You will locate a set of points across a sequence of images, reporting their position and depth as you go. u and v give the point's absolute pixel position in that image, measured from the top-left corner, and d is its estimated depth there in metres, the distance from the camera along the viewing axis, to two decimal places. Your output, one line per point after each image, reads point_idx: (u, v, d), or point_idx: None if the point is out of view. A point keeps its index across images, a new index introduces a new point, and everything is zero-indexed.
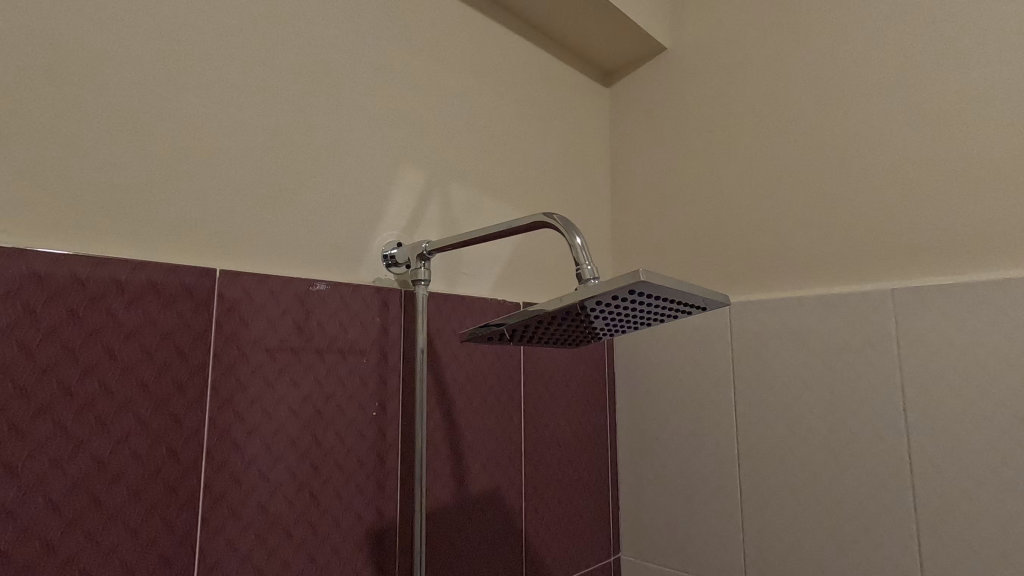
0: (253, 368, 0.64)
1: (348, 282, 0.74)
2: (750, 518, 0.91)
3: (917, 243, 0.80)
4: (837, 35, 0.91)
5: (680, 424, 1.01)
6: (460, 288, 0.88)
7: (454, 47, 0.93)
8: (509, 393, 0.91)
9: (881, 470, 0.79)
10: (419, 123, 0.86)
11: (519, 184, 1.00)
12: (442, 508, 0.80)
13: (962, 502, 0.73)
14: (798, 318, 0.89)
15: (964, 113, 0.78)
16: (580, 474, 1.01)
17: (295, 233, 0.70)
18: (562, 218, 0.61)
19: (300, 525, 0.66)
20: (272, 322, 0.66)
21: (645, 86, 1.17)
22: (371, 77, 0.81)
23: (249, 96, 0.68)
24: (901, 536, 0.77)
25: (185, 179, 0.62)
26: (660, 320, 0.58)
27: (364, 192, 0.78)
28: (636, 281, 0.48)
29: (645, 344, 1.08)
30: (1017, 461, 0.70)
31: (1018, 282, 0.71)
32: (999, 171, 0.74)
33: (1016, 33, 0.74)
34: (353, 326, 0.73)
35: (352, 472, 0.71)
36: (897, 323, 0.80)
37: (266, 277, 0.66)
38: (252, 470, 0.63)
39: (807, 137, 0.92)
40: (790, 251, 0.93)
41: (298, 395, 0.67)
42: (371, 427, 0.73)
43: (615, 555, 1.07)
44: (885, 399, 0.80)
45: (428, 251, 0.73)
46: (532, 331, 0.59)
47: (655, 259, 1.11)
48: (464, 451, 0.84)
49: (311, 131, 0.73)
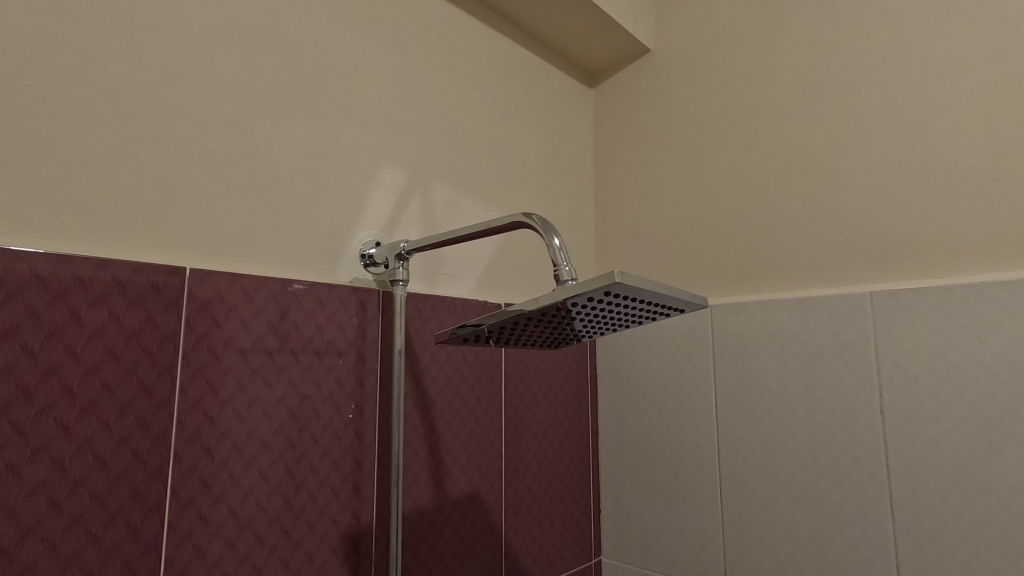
0: (225, 369, 0.62)
1: (325, 282, 0.73)
2: (730, 521, 0.91)
3: (896, 246, 0.80)
4: (820, 38, 0.91)
5: (662, 426, 1.00)
6: (440, 288, 0.87)
7: (436, 45, 0.92)
8: (489, 394, 0.90)
9: (859, 472, 0.79)
10: (399, 121, 0.85)
11: (502, 184, 0.99)
12: (419, 511, 0.79)
13: (938, 503, 0.73)
14: (778, 320, 0.89)
15: (943, 118, 0.78)
16: (562, 475, 1.01)
17: (269, 232, 0.69)
18: (540, 218, 0.60)
19: (272, 530, 0.64)
20: (245, 323, 0.65)
21: (630, 87, 1.16)
22: (349, 74, 0.79)
23: (221, 92, 0.66)
24: (879, 537, 0.77)
25: (154, 176, 0.60)
26: (639, 321, 0.58)
27: (341, 190, 0.77)
28: (611, 282, 0.47)
29: (628, 345, 1.07)
30: (992, 463, 0.70)
31: (994, 285, 0.71)
32: (978, 175, 0.75)
33: (994, 39, 0.75)
34: (330, 327, 0.72)
35: (328, 476, 0.70)
36: (875, 326, 0.80)
37: (238, 275, 0.65)
38: (224, 474, 0.61)
39: (790, 140, 0.92)
40: (771, 254, 0.93)
41: (271, 397, 0.66)
42: (347, 430, 0.72)
43: (596, 558, 1.06)
44: (864, 401, 0.80)
45: (407, 250, 0.72)
46: (509, 333, 0.58)
47: (638, 260, 1.11)
48: (443, 453, 0.83)
49: (287, 127, 0.72)
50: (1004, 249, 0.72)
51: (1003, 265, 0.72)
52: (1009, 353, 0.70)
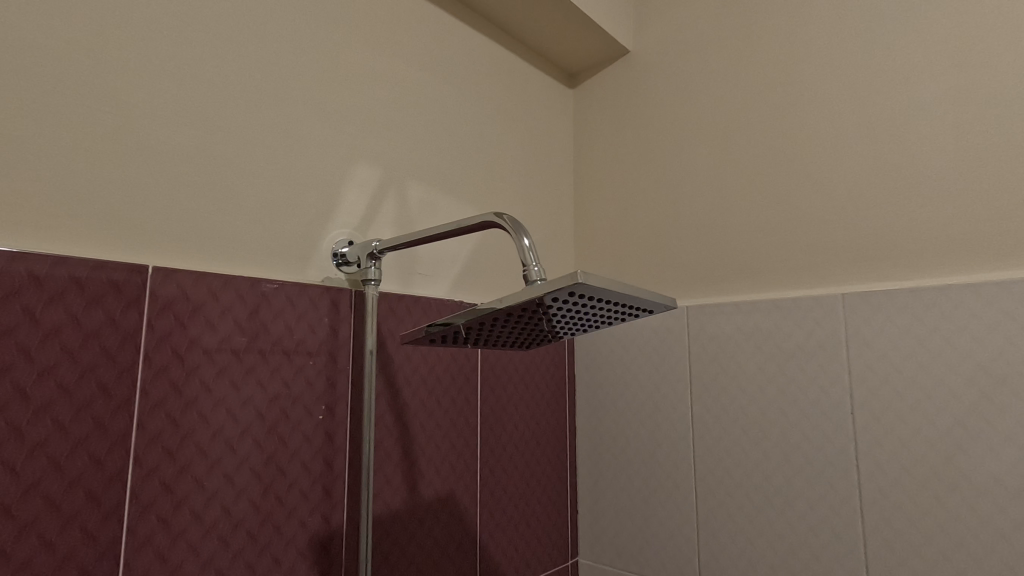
0: (189, 370, 0.61)
1: (296, 281, 0.72)
2: (704, 521, 0.91)
3: (866, 249, 0.81)
4: (795, 42, 0.91)
5: (640, 426, 1.00)
6: (415, 288, 0.86)
7: (414, 43, 0.91)
8: (465, 395, 0.89)
9: (830, 472, 0.80)
10: (374, 119, 0.84)
11: (479, 184, 0.99)
12: (392, 514, 0.78)
13: (906, 503, 0.74)
14: (753, 321, 0.90)
15: (913, 122, 0.79)
16: (538, 475, 1.00)
17: (236, 230, 0.67)
18: (510, 217, 0.60)
19: (237, 534, 0.63)
20: (210, 322, 0.63)
21: (609, 88, 1.16)
22: (323, 71, 0.78)
23: (187, 87, 0.65)
24: (849, 537, 0.78)
25: (115, 172, 0.59)
26: (609, 322, 0.57)
27: (313, 188, 0.75)
28: (574, 282, 0.47)
29: (606, 345, 1.07)
30: (958, 462, 0.71)
31: (960, 288, 0.72)
32: (944, 180, 0.76)
33: (962, 46, 0.76)
34: (300, 327, 0.71)
35: (296, 478, 0.68)
36: (846, 327, 0.81)
37: (204, 274, 0.63)
38: (186, 477, 0.60)
39: (764, 142, 0.93)
40: (746, 255, 0.93)
41: (238, 398, 0.65)
42: (317, 432, 0.71)
43: (573, 558, 1.06)
44: (836, 402, 0.80)
45: (378, 250, 0.71)
46: (478, 333, 0.57)
47: (616, 261, 1.10)
48: (417, 454, 0.82)
49: (256, 123, 0.71)
50: (967, 252, 0.74)
51: (968, 268, 0.73)
52: (975, 354, 0.71)
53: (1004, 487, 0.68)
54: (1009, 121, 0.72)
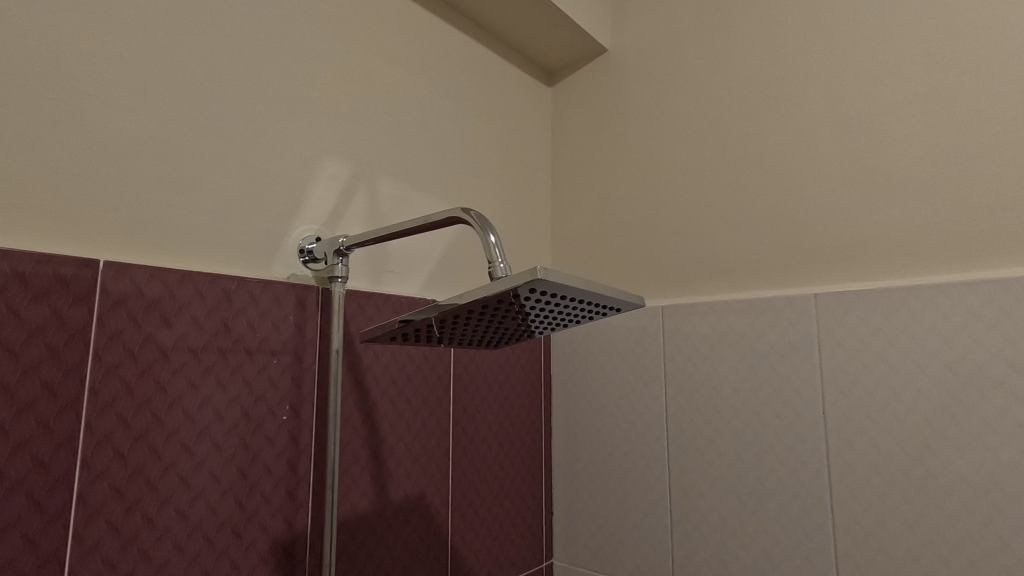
0: (142, 368, 0.59)
1: (259, 278, 0.69)
2: (678, 521, 0.91)
3: (838, 250, 0.82)
4: (770, 42, 0.92)
5: (615, 426, 0.99)
6: (385, 286, 0.84)
7: (386, 37, 0.90)
8: (437, 395, 0.88)
9: (802, 471, 0.80)
10: (344, 113, 0.82)
11: (454, 181, 0.97)
12: (359, 517, 0.76)
13: (875, 503, 0.74)
14: (727, 320, 0.89)
15: (884, 124, 0.79)
16: (512, 477, 0.99)
17: (194, 224, 0.65)
18: (477, 213, 0.59)
19: (193, 539, 0.61)
20: (166, 320, 0.61)
21: (587, 86, 1.16)
22: (289, 63, 0.76)
23: (142, 75, 0.63)
24: (820, 537, 0.78)
25: (65, 162, 0.56)
26: (576, 321, 0.57)
27: (279, 182, 0.73)
28: (534, 279, 0.45)
29: (582, 344, 1.06)
30: (927, 463, 0.71)
31: (927, 288, 0.73)
32: (913, 181, 0.76)
33: (931, 48, 0.77)
34: (263, 325, 0.69)
35: (258, 481, 0.66)
36: (818, 327, 0.81)
37: (160, 268, 0.61)
38: (139, 481, 0.58)
39: (739, 142, 0.93)
40: (720, 255, 0.93)
41: (195, 399, 0.62)
42: (280, 432, 0.69)
43: (548, 560, 1.05)
44: (808, 402, 0.80)
45: (345, 246, 0.69)
46: (442, 331, 0.56)
47: (593, 261, 1.10)
48: (386, 455, 0.80)
49: (218, 115, 0.68)
50: (934, 253, 0.74)
51: (936, 269, 0.74)
52: (943, 354, 0.71)
53: (970, 486, 0.68)
54: (977, 122, 0.73)
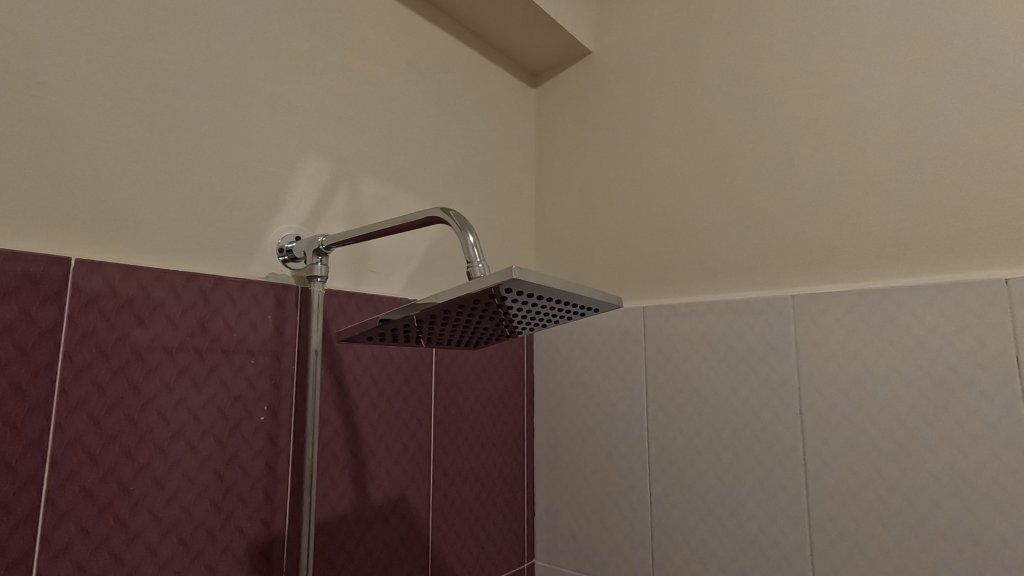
0: (115, 368, 0.58)
1: (237, 277, 0.69)
2: (658, 521, 0.91)
3: (816, 252, 0.83)
4: (750, 47, 0.93)
5: (597, 426, 1.00)
6: (366, 287, 0.84)
7: (369, 36, 0.89)
8: (418, 396, 0.88)
9: (779, 471, 0.81)
10: (326, 111, 0.82)
11: (436, 181, 0.97)
12: (338, 519, 0.75)
13: (850, 501, 0.75)
14: (707, 321, 0.90)
15: (860, 128, 0.81)
16: (494, 477, 0.99)
17: (171, 222, 0.64)
18: (456, 213, 0.58)
19: (167, 541, 0.60)
20: (140, 319, 0.60)
21: (571, 87, 1.16)
22: (269, 61, 0.76)
23: (117, 72, 0.62)
24: (796, 536, 0.79)
25: (34, 157, 0.55)
26: (554, 321, 0.57)
27: (258, 181, 0.73)
28: (509, 279, 0.45)
29: (565, 345, 1.07)
30: (900, 462, 0.72)
31: (902, 290, 0.74)
32: (887, 185, 0.78)
33: (906, 55, 0.78)
34: (241, 325, 0.68)
35: (234, 482, 0.65)
36: (795, 328, 0.82)
37: (134, 267, 0.60)
38: (110, 483, 0.57)
39: (720, 145, 0.94)
40: (701, 257, 0.94)
41: (170, 399, 0.62)
42: (257, 433, 0.68)
43: (529, 561, 1.05)
44: (786, 402, 0.81)
45: (325, 245, 0.69)
46: (420, 331, 0.56)
47: (576, 262, 1.10)
48: (366, 456, 0.80)
49: (196, 112, 0.68)
50: (907, 256, 0.76)
51: (909, 271, 0.75)
52: (916, 355, 0.73)
53: (941, 485, 0.70)
54: (948, 128, 0.74)
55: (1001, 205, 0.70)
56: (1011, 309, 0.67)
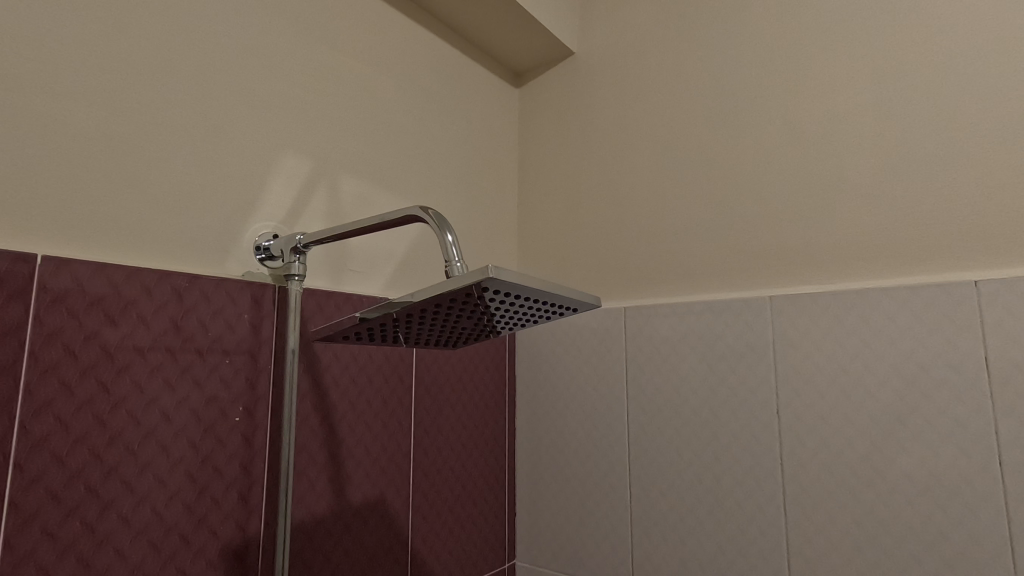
0: (84, 368, 0.57)
1: (211, 275, 0.67)
2: (638, 520, 0.92)
3: (793, 253, 0.84)
4: (730, 51, 0.94)
5: (578, 426, 1.00)
6: (345, 286, 0.83)
7: (350, 32, 0.88)
8: (398, 396, 0.87)
9: (756, 470, 0.82)
10: (305, 107, 0.81)
11: (418, 179, 0.97)
12: (315, 521, 0.75)
13: (825, 500, 0.76)
14: (687, 322, 0.91)
15: (836, 132, 0.82)
16: (475, 477, 0.98)
17: (143, 219, 0.63)
18: (434, 211, 0.58)
19: (137, 544, 0.59)
20: (111, 318, 0.59)
21: (554, 88, 1.16)
22: (247, 56, 0.74)
23: (88, 64, 0.60)
24: (773, 534, 0.80)
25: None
26: (533, 321, 0.57)
27: (234, 178, 0.71)
28: (485, 278, 0.45)
29: (547, 345, 1.07)
30: (874, 460, 0.74)
31: (876, 291, 0.75)
32: (862, 188, 0.79)
33: (881, 60, 0.80)
34: (215, 324, 0.67)
35: (208, 484, 0.64)
36: (773, 329, 0.83)
37: (104, 264, 0.59)
38: (78, 485, 0.55)
39: (701, 147, 0.95)
40: (681, 258, 0.95)
41: (142, 400, 0.60)
42: (232, 434, 0.67)
43: (510, 562, 1.05)
44: (763, 402, 0.82)
45: (303, 243, 0.68)
46: (397, 330, 0.55)
47: (557, 262, 1.10)
48: (344, 457, 0.79)
49: (171, 106, 0.66)
50: (881, 258, 0.77)
51: (883, 273, 0.77)
52: (889, 355, 0.74)
53: (913, 483, 0.71)
54: (921, 133, 0.76)
55: (971, 209, 0.72)
56: (980, 311, 0.69)
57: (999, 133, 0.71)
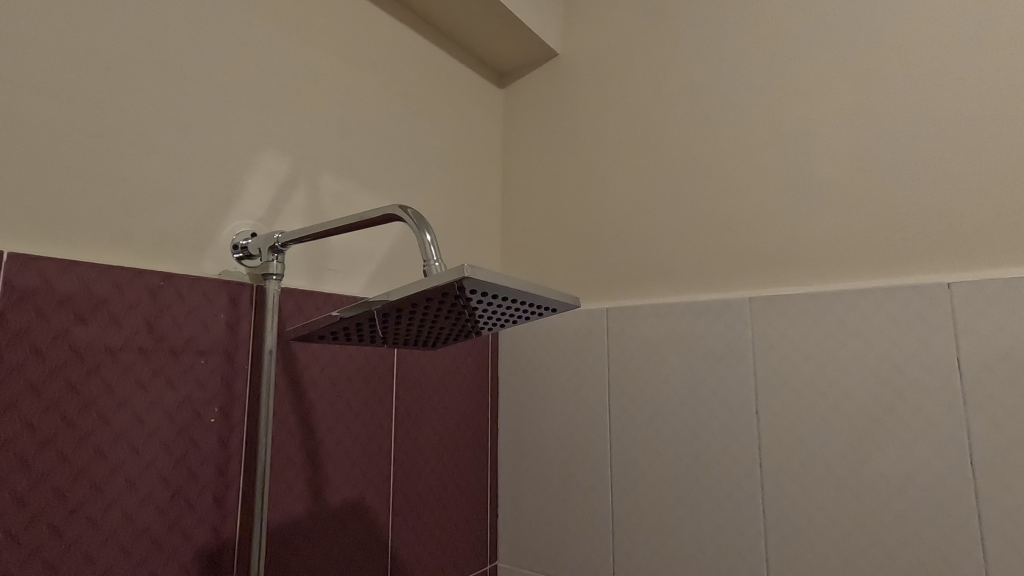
0: (51, 369, 0.55)
1: (186, 274, 0.66)
2: (619, 520, 0.92)
3: (771, 256, 0.85)
4: (712, 54, 0.95)
5: (560, 427, 1.00)
6: (325, 285, 0.82)
7: (331, 30, 0.88)
8: (378, 397, 0.86)
9: (735, 470, 0.83)
10: (284, 105, 0.80)
11: (400, 179, 0.96)
12: (293, 523, 0.74)
13: (802, 499, 0.77)
14: (669, 323, 0.91)
15: (815, 136, 0.83)
16: (456, 478, 0.98)
17: (116, 217, 0.62)
18: (413, 211, 0.58)
19: (106, 549, 0.57)
20: (80, 318, 0.57)
21: (538, 88, 1.16)
22: (223, 51, 0.73)
23: (56, 58, 0.59)
24: (752, 533, 0.81)
25: None
26: (511, 321, 0.57)
27: (211, 175, 0.70)
28: (461, 277, 0.45)
29: (529, 345, 1.07)
30: (850, 459, 0.75)
31: (852, 292, 0.77)
32: (839, 191, 0.80)
33: (859, 66, 0.81)
34: (190, 324, 0.66)
35: (182, 487, 0.63)
36: (752, 330, 0.83)
37: (73, 262, 0.57)
38: (44, 489, 0.54)
39: (682, 150, 0.95)
40: (662, 259, 0.95)
41: (113, 401, 0.59)
42: (207, 436, 0.66)
43: (492, 563, 1.05)
44: (743, 402, 0.83)
45: (281, 242, 0.67)
46: (374, 330, 0.55)
47: (540, 263, 1.10)
48: (323, 459, 0.78)
49: (145, 102, 0.65)
50: (858, 261, 0.78)
51: (859, 275, 0.78)
52: (865, 357, 0.75)
53: (887, 482, 0.72)
54: (896, 138, 0.77)
55: (944, 213, 0.73)
56: (952, 313, 0.70)
57: (971, 139, 0.72)
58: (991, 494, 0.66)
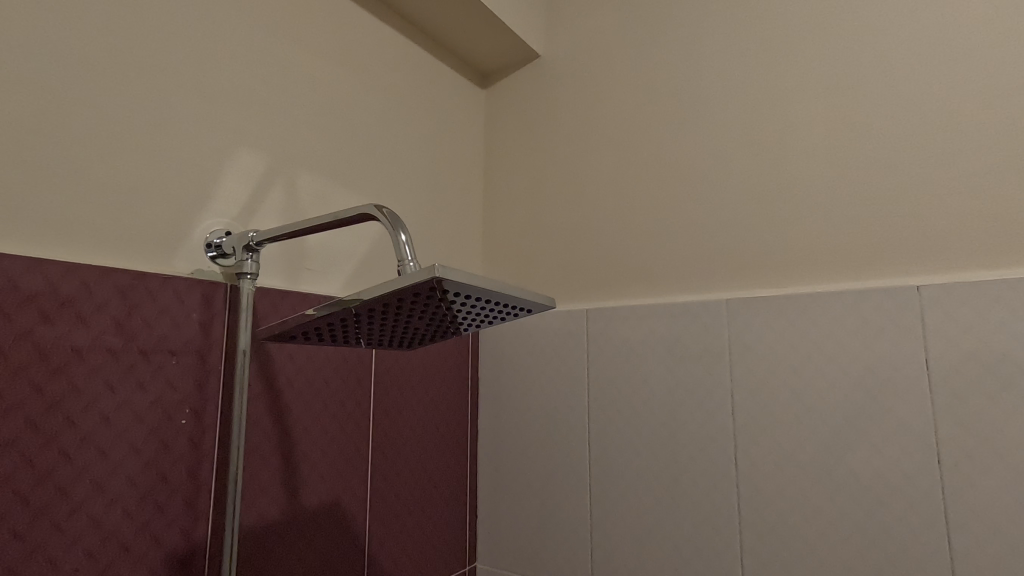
0: (14, 369, 0.54)
1: (158, 273, 0.65)
2: (598, 520, 0.92)
3: (747, 259, 0.86)
4: (692, 58, 0.96)
5: (540, 427, 1.00)
6: (302, 285, 0.81)
7: (310, 27, 0.87)
8: (356, 398, 0.86)
9: (712, 470, 0.83)
10: (261, 102, 0.79)
11: (379, 179, 0.95)
12: (267, 526, 0.73)
13: (776, 499, 0.78)
14: (647, 324, 0.92)
15: (790, 140, 0.84)
16: (435, 479, 0.98)
17: (85, 214, 0.60)
18: (389, 210, 0.57)
19: (71, 553, 0.56)
20: (46, 317, 0.56)
21: (520, 89, 1.16)
22: (199, 47, 0.72)
23: (23, 51, 0.57)
24: (727, 532, 0.81)
25: None
26: (487, 321, 0.57)
27: (184, 173, 0.69)
28: (432, 277, 0.45)
29: (509, 345, 1.07)
30: (822, 459, 0.76)
31: (825, 295, 0.78)
32: (814, 195, 0.82)
33: (834, 72, 0.82)
34: (161, 323, 0.65)
35: (151, 489, 0.62)
36: (729, 332, 0.84)
37: (39, 261, 0.56)
38: (6, 492, 0.52)
39: (662, 152, 0.96)
40: (641, 261, 0.96)
41: (80, 402, 0.58)
42: (178, 438, 0.65)
43: (471, 564, 1.04)
44: (719, 402, 0.84)
45: (255, 241, 0.66)
46: (348, 330, 0.54)
47: (521, 263, 1.10)
48: (299, 460, 0.77)
49: (116, 98, 0.64)
50: (831, 264, 0.79)
51: (832, 278, 0.79)
52: (838, 358, 0.76)
53: (858, 481, 0.73)
54: (868, 143, 0.79)
55: (914, 218, 0.75)
56: (922, 315, 0.72)
57: (940, 146, 0.74)
58: (957, 492, 0.68)
